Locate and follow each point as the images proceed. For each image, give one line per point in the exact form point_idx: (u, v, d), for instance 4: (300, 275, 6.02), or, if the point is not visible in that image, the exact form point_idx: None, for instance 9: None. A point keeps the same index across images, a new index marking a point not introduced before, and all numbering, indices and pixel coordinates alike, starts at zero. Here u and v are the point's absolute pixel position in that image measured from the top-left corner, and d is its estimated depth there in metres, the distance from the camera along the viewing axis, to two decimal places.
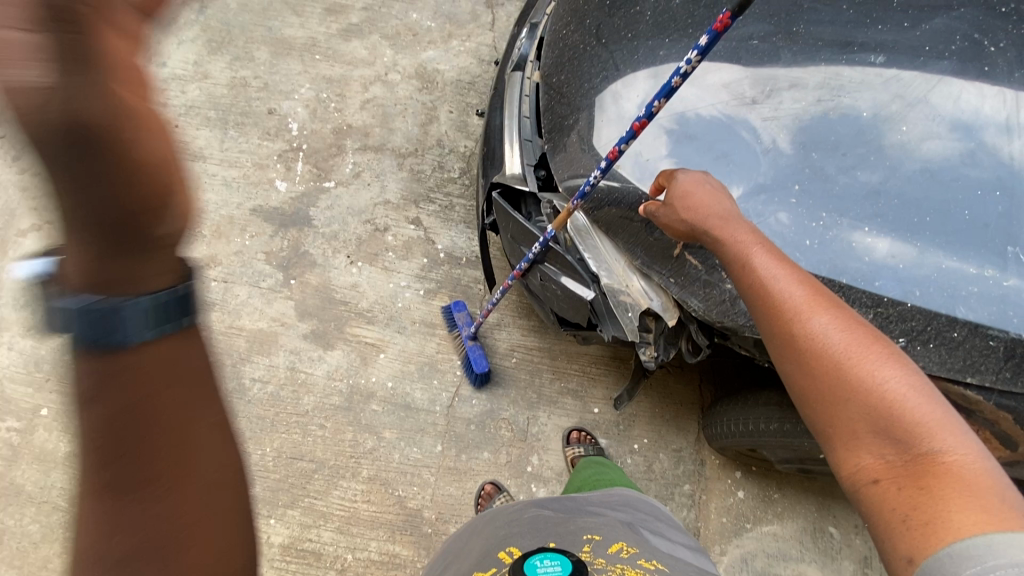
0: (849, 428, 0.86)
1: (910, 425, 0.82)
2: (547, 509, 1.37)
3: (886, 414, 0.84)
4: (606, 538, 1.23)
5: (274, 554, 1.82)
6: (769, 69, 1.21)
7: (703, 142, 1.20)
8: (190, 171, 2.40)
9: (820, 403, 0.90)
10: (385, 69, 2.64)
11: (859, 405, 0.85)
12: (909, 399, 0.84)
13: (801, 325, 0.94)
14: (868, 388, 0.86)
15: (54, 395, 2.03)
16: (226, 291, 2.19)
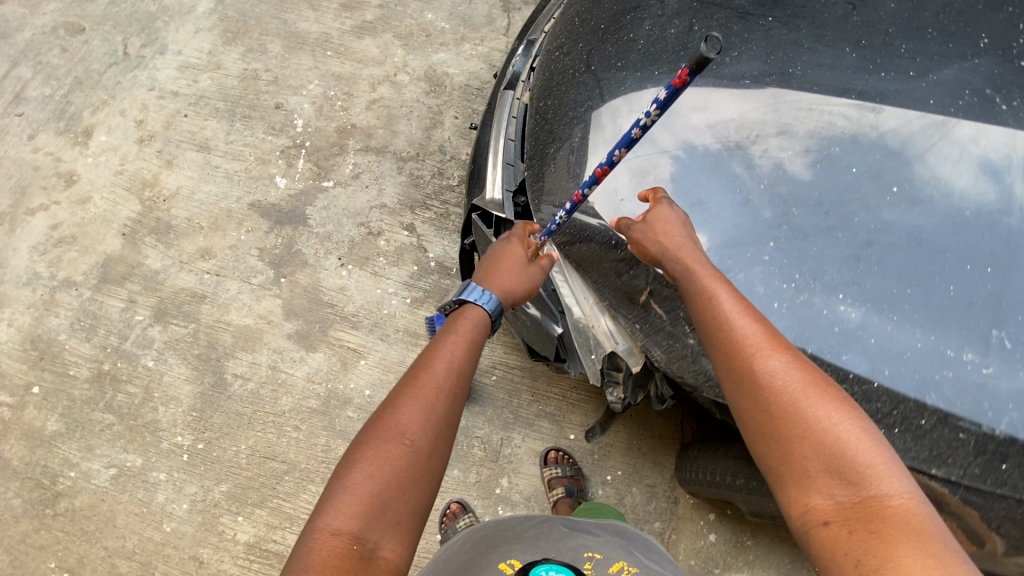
0: (801, 465, 0.84)
1: (859, 466, 0.81)
2: (545, 526, 1.28)
3: (837, 452, 0.83)
4: (608, 557, 1.16)
5: (239, 551, 1.86)
6: (757, 112, 1.16)
7: (679, 187, 1.16)
8: (195, 162, 2.43)
9: (774, 438, 0.87)
10: (395, 70, 2.61)
11: (813, 444, 0.84)
12: (857, 440, 0.83)
13: (758, 358, 0.91)
14: (819, 427, 0.85)
15: (46, 374, 2.09)
16: (218, 284, 2.21)
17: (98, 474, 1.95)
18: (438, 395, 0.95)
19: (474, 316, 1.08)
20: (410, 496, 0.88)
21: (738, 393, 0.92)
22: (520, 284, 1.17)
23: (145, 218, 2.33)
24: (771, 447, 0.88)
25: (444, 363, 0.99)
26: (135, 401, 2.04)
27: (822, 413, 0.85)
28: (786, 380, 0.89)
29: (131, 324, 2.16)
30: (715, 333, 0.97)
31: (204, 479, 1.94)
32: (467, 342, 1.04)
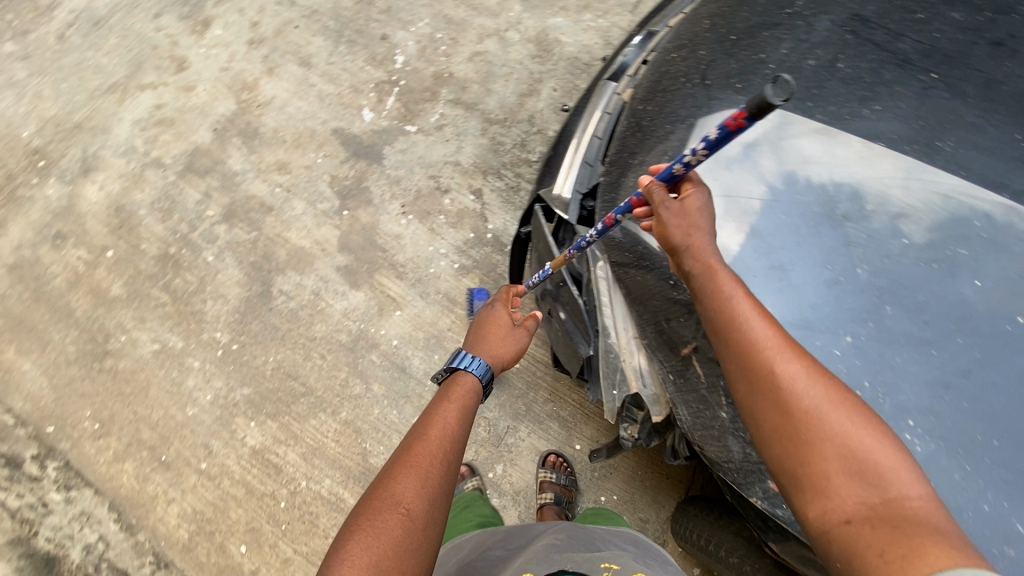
0: (817, 469, 0.80)
1: (879, 467, 0.77)
2: (558, 541, 1.19)
3: (856, 456, 0.79)
4: (625, 569, 1.04)
5: (244, 453, 1.97)
6: (870, 181, 1.04)
7: (762, 244, 1.06)
8: (294, 76, 2.47)
9: (789, 438, 0.83)
10: (507, 25, 2.50)
11: (832, 445, 0.80)
12: (877, 446, 0.79)
13: (775, 360, 0.87)
14: (838, 432, 0.81)
15: (121, 242, 2.26)
16: (286, 200, 2.27)
17: (144, 345, 2.11)
18: (432, 462, 1.05)
19: (466, 383, 1.27)
20: (409, 561, 0.93)
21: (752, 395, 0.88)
22: (509, 346, 1.42)
23: (237, 120, 2.41)
24: (785, 451, 0.84)
25: (438, 432, 1.11)
26: (189, 289, 2.17)
27: (838, 417, 0.82)
28: (802, 380, 0.86)
29: (202, 217, 2.27)
30: (729, 333, 0.92)
31: (230, 379, 2.06)
32: (460, 415, 1.17)
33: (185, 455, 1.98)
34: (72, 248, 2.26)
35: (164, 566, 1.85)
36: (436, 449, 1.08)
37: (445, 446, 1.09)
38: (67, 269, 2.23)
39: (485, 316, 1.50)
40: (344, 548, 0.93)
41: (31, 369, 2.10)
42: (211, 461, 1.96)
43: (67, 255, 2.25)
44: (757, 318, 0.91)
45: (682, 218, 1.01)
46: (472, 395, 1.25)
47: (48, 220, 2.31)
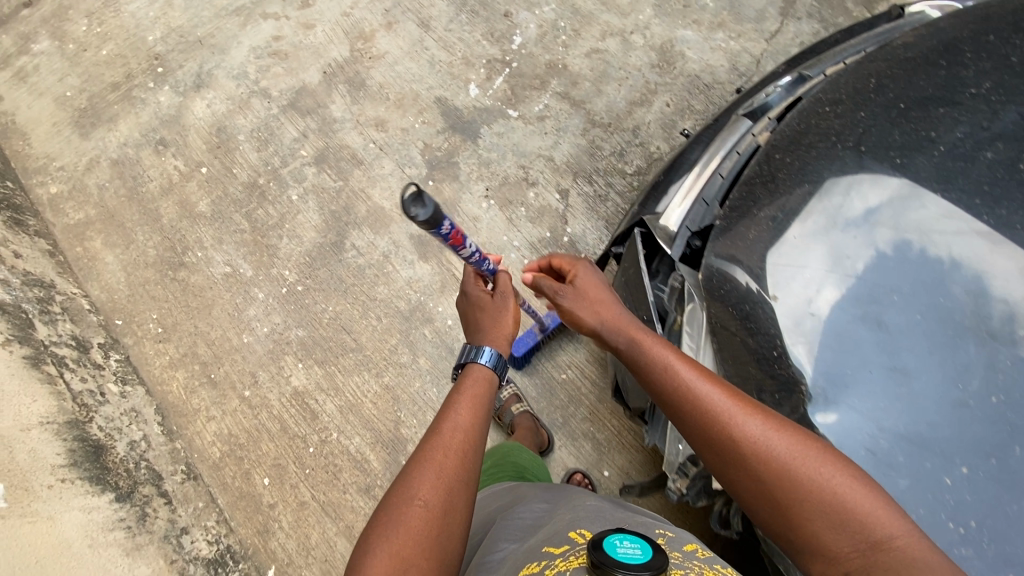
0: (806, 527, 0.91)
1: (858, 517, 0.88)
2: (604, 505, 1.15)
3: (835, 504, 0.90)
4: (681, 539, 1.01)
5: (286, 392, 2.03)
6: (1016, 295, 0.99)
7: (888, 341, 1.01)
8: (411, 35, 2.46)
9: (772, 501, 0.94)
10: (633, 27, 2.41)
11: (811, 504, 0.91)
12: (849, 489, 0.90)
13: (735, 427, 0.97)
14: (813, 484, 0.91)
15: (216, 162, 2.33)
16: (377, 157, 2.29)
17: (217, 265, 2.19)
18: (446, 454, 1.08)
19: (480, 374, 1.25)
20: (431, 552, 0.98)
21: (725, 470, 0.98)
22: (500, 317, 1.39)
23: (347, 67, 2.43)
24: (769, 509, 0.94)
25: (451, 422, 1.14)
26: (269, 222, 2.23)
27: (807, 468, 0.92)
28: (764, 444, 0.95)
29: (295, 155, 2.31)
30: (686, 406, 1.02)
31: (288, 317, 2.11)
32: (473, 403, 1.19)
33: (232, 378, 2.05)
34: (172, 156, 2.35)
35: (193, 478, 1.91)
36: (450, 438, 1.11)
37: (460, 434, 1.12)
38: (163, 175, 2.33)
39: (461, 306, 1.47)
40: (370, 546, 0.97)
41: (113, 261, 2.21)
42: (255, 391, 2.03)
43: (165, 162, 2.35)
44: (702, 383, 1.03)
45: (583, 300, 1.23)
46: (488, 390, 1.24)
47: (155, 125, 2.41)
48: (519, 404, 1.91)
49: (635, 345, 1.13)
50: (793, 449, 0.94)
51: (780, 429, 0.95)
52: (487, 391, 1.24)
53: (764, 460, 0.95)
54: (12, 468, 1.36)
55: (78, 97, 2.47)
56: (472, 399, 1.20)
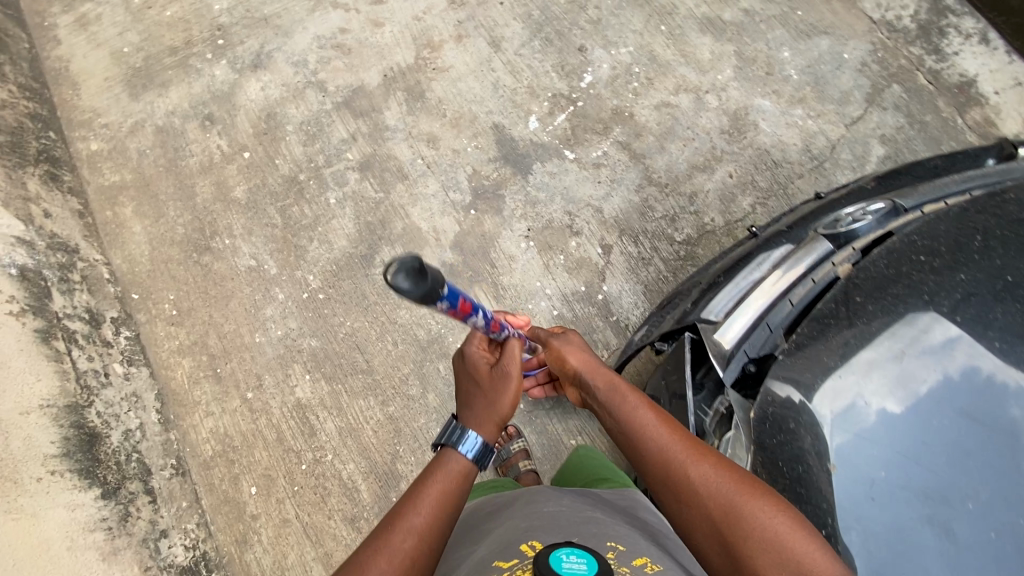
0: (749, 565, 0.93)
1: (797, 559, 0.91)
2: (558, 507, 1.08)
3: (776, 546, 0.93)
4: (630, 548, 0.95)
5: (288, 402, 1.98)
6: None
7: (952, 548, 0.94)
8: (479, 52, 2.37)
9: (719, 538, 0.97)
10: (710, 86, 2.30)
11: (754, 543, 0.94)
12: (789, 532, 0.94)
13: (691, 465, 1.03)
14: (757, 525, 0.95)
15: (260, 148, 2.27)
16: (422, 175, 2.22)
17: (241, 257, 2.13)
18: (392, 560, 0.95)
19: (456, 467, 1.10)
20: None
21: (675, 510, 1.03)
22: (497, 398, 1.20)
23: (408, 74, 2.35)
24: (718, 550, 0.97)
25: (403, 525, 1.00)
26: (301, 222, 2.17)
27: (751, 509, 0.97)
28: (714, 485, 1.00)
29: (340, 156, 2.25)
30: (645, 445, 1.10)
31: (304, 325, 2.06)
32: (436, 493, 1.05)
33: (238, 377, 2.00)
34: (217, 134, 2.29)
35: (181, 474, 1.86)
36: (402, 542, 0.97)
37: (412, 536, 0.98)
38: (205, 152, 2.27)
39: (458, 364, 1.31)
40: None
41: (139, 232, 2.16)
42: (258, 394, 1.99)
43: (209, 139, 2.29)
44: (658, 428, 1.10)
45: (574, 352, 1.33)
46: (456, 486, 1.08)
47: (206, 98, 2.34)
48: (525, 462, 1.84)
49: (607, 385, 1.21)
50: (739, 492, 0.98)
51: (728, 473, 1.01)
52: (462, 488, 1.09)
53: (713, 501, 0.99)
54: (4, 458, 1.34)
55: (134, 55, 2.41)
56: (435, 490, 1.06)
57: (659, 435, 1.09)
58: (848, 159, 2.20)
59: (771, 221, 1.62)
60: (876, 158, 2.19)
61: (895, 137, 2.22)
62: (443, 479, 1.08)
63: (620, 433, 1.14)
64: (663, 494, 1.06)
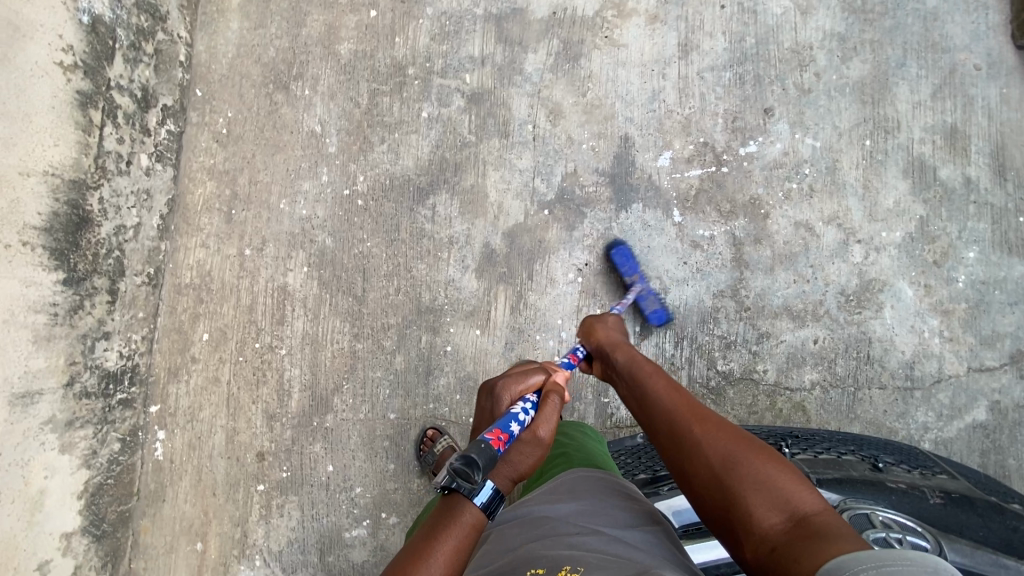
0: (739, 503, 0.93)
1: (781, 494, 0.90)
2: (514, 531, 1.06)
3: (766, 487, 0.92)
4: (552, 565, 0.89)
5: (274, 279, 1.91)
6: None
7: None
8: (663, 48, 1.99)
9: (713, 481, 0.98)
10: (866, 237, 1.94)
11: (743, 481, 0.95)
12: (773, 474, 0.93)
13: (690, 422, 1.09)
14: (747, 469, 0.96)
15: (388, 14, 2.01)
16: (523, 144, 1.97)
17: (311, 115, 1.97)
18: None
19: (469, 517, 1.02)
20: None
21: (673, 464, 1.07)
22: (511, 460, 1.14)
23: (577, 26, 2.00)
24: (714, 499, 0.98)
25: None
26: (384, 117, 1.98)
27: (747, 456, 0.98)
28: (709, 439, 1.04)
29: (459, 73, 1.99)
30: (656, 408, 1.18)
31: (328, 219, 1.94)
32: (449, 546, 0.99)
33: (245, 228, 1.93)
34: None
35: (152, 286, 1.87)
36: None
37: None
38: None
39: (486, 405, 1.29)
40: None
41: (234, 30, 1.99)
42: (254, 256, 1.92)
43: None
44: (664, 395, 1.19)
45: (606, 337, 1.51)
46: (469, 534, 1.02)
47: None
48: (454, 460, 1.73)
49: (626, 359, 1.37)
50: (729, 442, 1.01)
51: (722, 428, 1.05)
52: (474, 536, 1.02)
53: (705, 453, 1.03)
54: None
55: None
56: (446, 541, 1.00)
57: (666, 398, 1.18)
58: (942, 403, 1.88)
59: (809, 448, 1.42)
60: (970, 420, 1.87)
61: (1007, 413, 1.87)
62: (455, 528, 1.01)
63: (635, 398, 1.26)
64: (665, 448, 1.10)
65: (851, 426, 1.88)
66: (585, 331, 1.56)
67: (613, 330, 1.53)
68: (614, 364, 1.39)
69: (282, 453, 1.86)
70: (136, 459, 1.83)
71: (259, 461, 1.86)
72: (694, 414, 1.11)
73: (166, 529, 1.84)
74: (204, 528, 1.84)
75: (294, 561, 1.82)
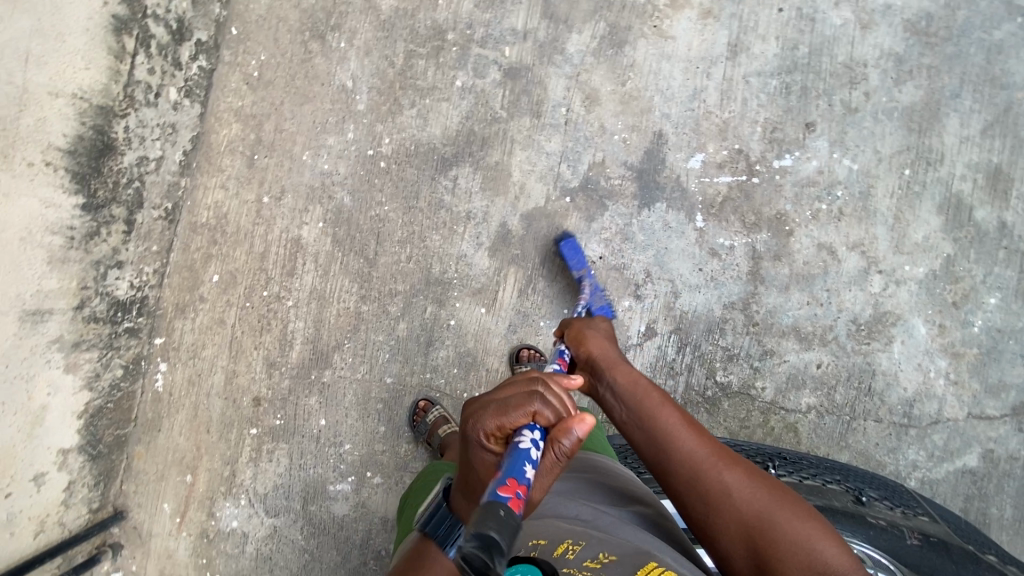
0: (776, 563, 0.97)
1: (814, 553, 0.96)
2: None
3: (801, 547, 0.97)
4: (550, 538, 0.91)
5: (289, 230, 1.91)
6: None
7: None
8: (712, 46, 1.93)
9: (746, 537, 1.02)
10: (888, 268, 1.90)
11: (779, 541, 0.99)
12: (805, 532, 0.99)
13: (717, 469, 1.10)
14: (781, 527, 1.00)
15: None
16: (554, 127, 1.93)
17: (343, 69, 1.94)
18: None
19: None
20: None
21: (697, 509, 1.08)
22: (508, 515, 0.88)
23: (626, 11, 1.93)
24: (745, 552, 1.01)
25: None
26: (417, 80, 1.94)
27: (779, 512, 1.03)
28: (739, 491, 1.06)
29: (499, 44, 1.94)
30: (674, 447, 1.15)
31: (349, 177, 1.92)
32: None
33: (266, 175, 1.92)
34: None
35: (169, 222, 1.88)
36: None
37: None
38: None
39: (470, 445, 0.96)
40: None
41: None
42: (272, 204, 1.91)
43: None
44: (682, 431, 1.17)
45: (600, 343, 1.42)
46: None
47: None
48: (446, 427, 1.77)
49: (628, 380, 1.29)
50: (761, 497, 1.05)
51: (752, 480, 1.08)
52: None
53: (736, 506, 1.05)
54: (8, 129, 1.52)
55: None
56: None
57: (684, 435, 1.16)
58: (936, 444, 1.87)
59: (794, 471, 1.44)
60: (960, 464, 1.87)
61: (999, 463, 1.86)
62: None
63: (644, 432, 1.20)
64: (688, 492, 1.10)
65: (839, 454, 1.88)
66: (573, 337, 1.45)
67: (603, 340, 1.43)
68: (612, 384, 1.30)
69: (277, 401, 1.90)
70: (136, 388, 1.87)
71: (254, 406, 1.89)
72: (719, 460, 1.11)
73: (159, 458, 1.88)
74: (195, 462, 1.89)
75: (277, 505, 1.87)
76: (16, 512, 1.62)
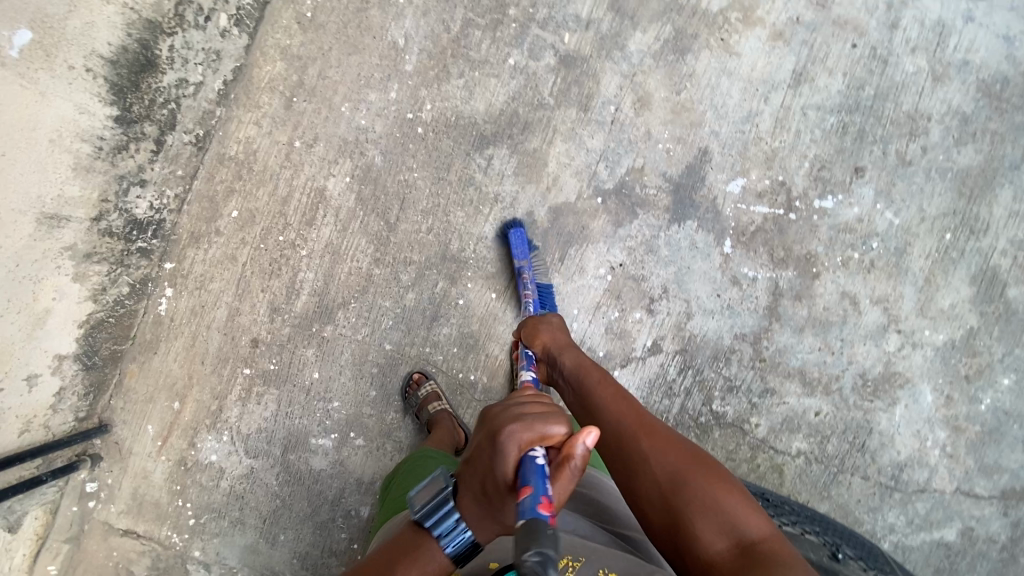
0: (687, 528, 0.97)
1: (727, 518, 0.96)
2: None
3: (713, 510, 0.97)
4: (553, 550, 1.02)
5: (314, 179, 1.89)
6: None
7: None
8: (776, 70, 1.86)
9: (662, 502, 1.02)
10: (907, 329, 1.86)
11: (691, 505, 0.99)
12: (720, 497, 0.99)
13: (640, 437, 1.12)
14: (695, 491, 1.00)
15: None
16: (599, 124, 1.88)
17: (398, 26, 1.89)
18: None
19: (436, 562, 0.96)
20: None
21: (622, 478, 1.10)
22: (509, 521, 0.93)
23: (696, 18, 1.86)
24: (662, 515, 1.02)
25: None
26: (470, 51, 1.88)
27: (693, 476, 1.03)
28: (658, 459, 1.07)
29: (560, 29, 1.88)
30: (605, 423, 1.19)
31: (384, 136, 1.89)
32: None
33: (301, 120, 1.88)
34: None
35: (198, 148, 1.86)
36: None
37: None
38: None
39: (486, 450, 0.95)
40: None
41: None
42: (302, 150, 1.88)
43: None
44: (613, 408, 1.21)
45: (553, 333, 1.52)
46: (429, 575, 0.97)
47: None
48: (437, 404, 1.82)
49: (573, 365, 1.38)
50: (678, 463, 1.05)
51: (672, 448, 1.08)
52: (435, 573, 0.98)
53: (654, 472, 1.05)
54: (54, 29, 1.53)
55: None
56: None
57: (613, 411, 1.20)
58: (917, 511, 1.86)
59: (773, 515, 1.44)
60: (937, 536, 1.85)
61: (976, 542, 1.85)
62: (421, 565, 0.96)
63: (584, 408, 1.29)
64: (615, 464, 1.13)
65: (819, 503, 1.87)
66: (528, 332, 1.54)
67: (556, 330, 1.53)
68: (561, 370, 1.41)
69: (275, 346, 1.90)
70: (141, 307, 1.87)
71: (252, 347, 1.89)
72: (642, 430, 1.13)
73: (151, 380, 1.89)
74: (185, 390, 1.89)
75: (258, 447, 1.89)
76: (7, 408, 1.63)
